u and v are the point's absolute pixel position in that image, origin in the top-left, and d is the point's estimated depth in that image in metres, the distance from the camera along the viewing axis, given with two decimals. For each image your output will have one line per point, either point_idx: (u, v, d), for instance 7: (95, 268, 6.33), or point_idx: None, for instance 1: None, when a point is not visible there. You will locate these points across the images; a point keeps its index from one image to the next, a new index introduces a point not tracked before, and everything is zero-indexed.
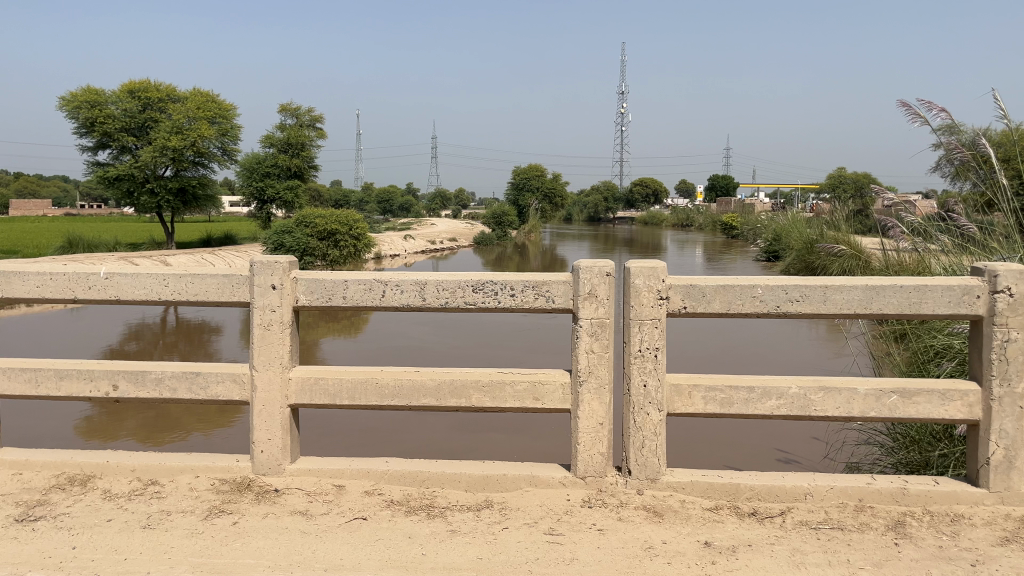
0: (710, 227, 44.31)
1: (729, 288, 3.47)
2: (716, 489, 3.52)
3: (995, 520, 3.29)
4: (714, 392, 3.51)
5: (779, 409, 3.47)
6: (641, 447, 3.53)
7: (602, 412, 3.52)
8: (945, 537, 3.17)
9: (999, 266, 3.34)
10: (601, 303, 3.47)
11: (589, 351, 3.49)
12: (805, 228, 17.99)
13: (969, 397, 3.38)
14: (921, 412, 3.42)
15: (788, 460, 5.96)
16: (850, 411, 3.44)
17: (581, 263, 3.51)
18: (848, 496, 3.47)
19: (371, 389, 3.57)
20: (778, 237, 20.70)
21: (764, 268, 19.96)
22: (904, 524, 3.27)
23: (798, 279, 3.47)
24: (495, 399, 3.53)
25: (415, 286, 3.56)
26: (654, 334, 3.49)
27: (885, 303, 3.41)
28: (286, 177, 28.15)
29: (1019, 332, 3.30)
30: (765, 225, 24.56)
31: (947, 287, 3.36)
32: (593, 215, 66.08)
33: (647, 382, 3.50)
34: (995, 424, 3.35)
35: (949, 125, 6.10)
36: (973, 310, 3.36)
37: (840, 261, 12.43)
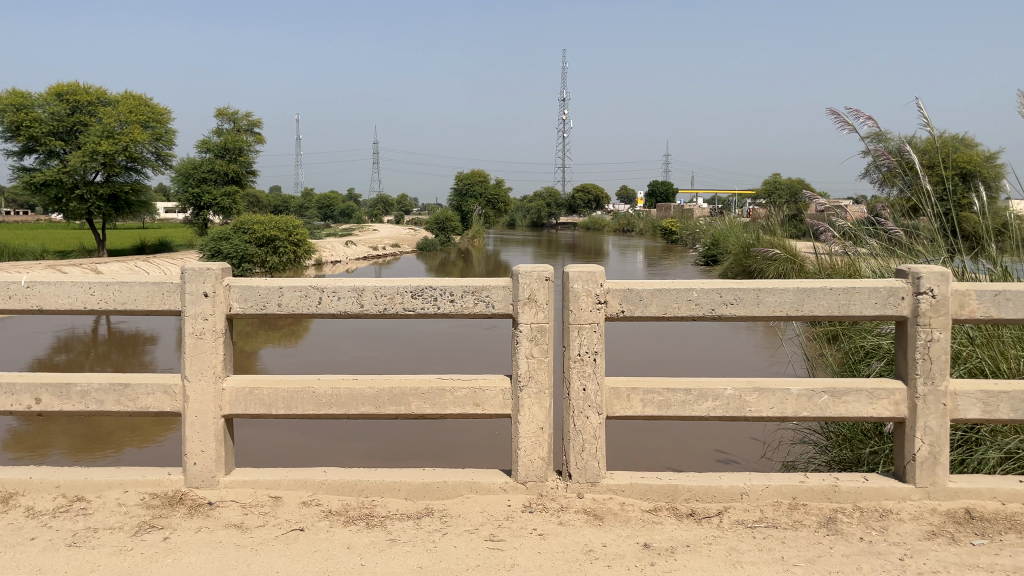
0: (651, 232, 44.96)
1: (666, 292, 3.52)
2: (654, 490, 3.55)
3: (921, 514, 3.39)
4: (652, 394, 3.55)
5: (715, 411, 3.53)
6: (581, 450, 3.55)
7: (542, 417, 3.53)
8: (874, 533, 3.26)
9: (922, 269, 3.46)
10: (540, 308, 3.49)
11: (529, 356, 3.49)
12: (742, 233, 18.43)
13: (895, 395, 3.48)
14: (850, 411, 3.52)
15: (728, 460, 6.06)
16: (782, 411, 3.52)
17: (520, 268, 3.52)
18: (783, 495, 3.54)
19: (307, 398, 3.52)
20: (715, 242, 21.15)
21: (703, 272, 20.36)
22: (835, 521, 3.36)
23: (731, 282, 3.54)
24: (434, 405, 3.51)
25: (352, 293, 3.52)
26: (593, 338, 3.51)
27: (815, 305, 3.50)
28: (223, 183, 27.61)
29: (941, 332, 3.42)
30: (704, 230, 25.02)
31: (874, 289, 3.47)
32: (536, 221, 66.45)
33: (586, 386, 3.52)
34: (920, 421, 3.46)
35: (879, 132, 6.33)
36: (898, 311, 3.47)
37: (775, 265, 12.77)
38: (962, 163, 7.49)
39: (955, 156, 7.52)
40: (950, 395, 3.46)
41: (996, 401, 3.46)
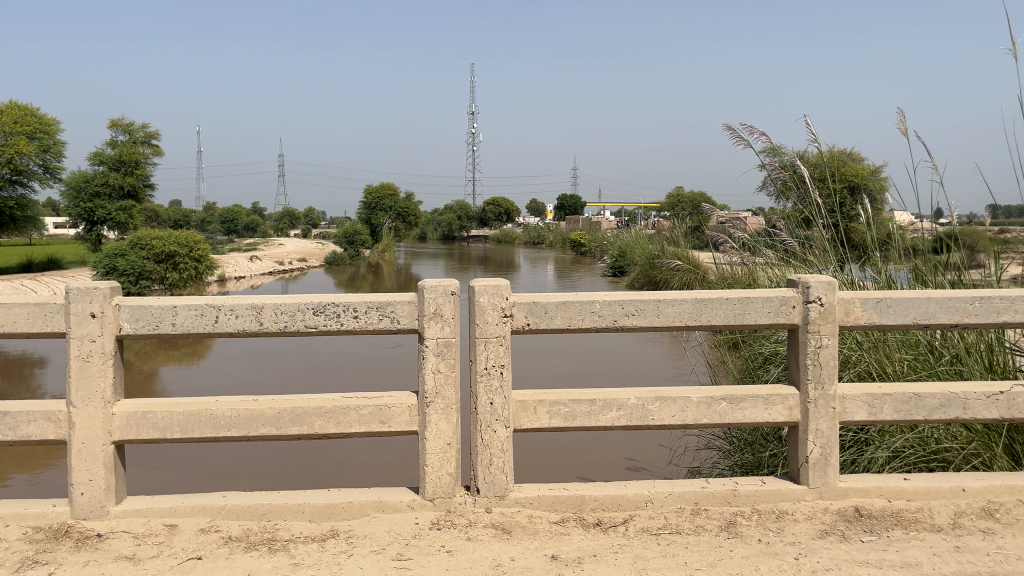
0: (561, 245, 45.55)
1: (570, 304, 3.57)
2: (561, 502, 3.58)
3: (815, 514, 3.54)
4: (558, 406, 3.58)
5: (619, 420, 3.59)
6: (489, 464, 3.54)
7: (449, 433, 3.50)
8: (771, 534, 3.38)
9: (810, 278, 3.62)
10: (446, 323, 3.47)
11: (435, 371, 3.47)
12: (647, 245, 18.91)
13: (788, 400, 3.63)
14: (748, 416, 3.64)
15: (636, 468, 6.15)
16: (683, 419, 3.61)
17: (425, 283, 3.49)
18: (685, 501, 3.63)
19: (204, 420, 3.39)
20: (622, 253, 21.62)
21: (611, 283, 20.76)
22: (735, 524, 3.46)
23: (632, 294, 3.61)
24: (339, 424, 3.44)
25: (251, 310, 3.42)
26: (499, 352, 3.52)
27: (713, 315, 3.61)
28: (118, 198, 26.47)
29: (829, 339, 3.59)
30: (612, 242, 25.52)
31: (767, 298, 3.61)
32: (447, 234, 66.35)
33: (493, 400, 3.52)
34: (813, 425, 3.60)
35: (774, 147, 6.61)
36: (790, 319, 3.62)
37: (679, 275, 13.16)
38: (850, 178, 7.89)
39: (843, 170, 7.92)
40: (839, 398, 3.62)
41: (881, 402, 3.64)
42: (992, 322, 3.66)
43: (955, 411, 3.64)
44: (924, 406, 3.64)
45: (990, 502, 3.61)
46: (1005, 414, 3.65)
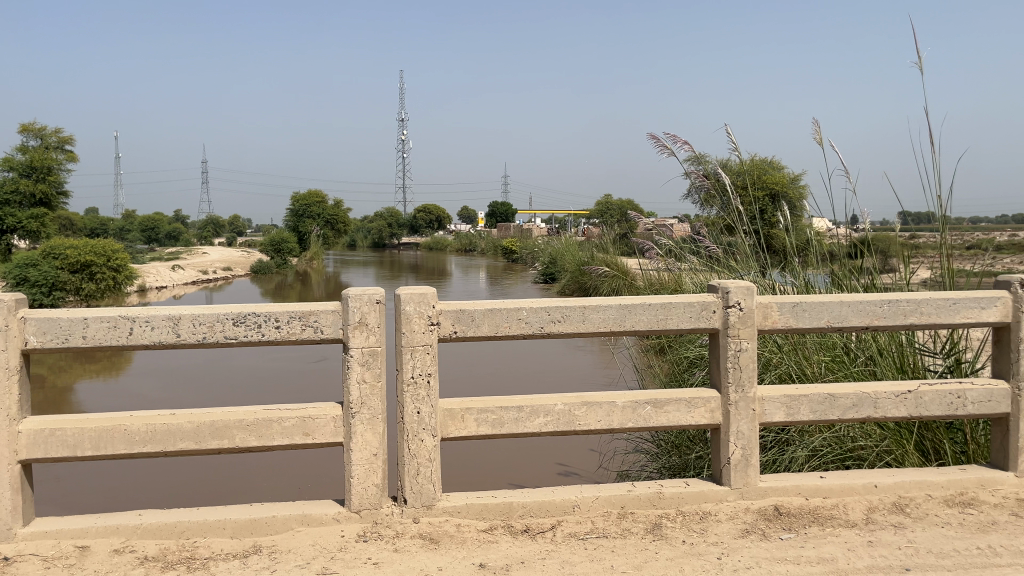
0: (492, 252, 45.64)
1: (497, 311, 3.57)
2: (489, 509, 3.58)
3: (736, 514, 3.62)
4: (486, 413, 3.57)
5: (546, 426, 3.61)
6: (416, 474, 3.51)
7: (376, 443, 3.46)
8: (695, 535, 3.44)
9: (730, 284, 3.71)
10: (371, 332, 3.43)
11: (361, 381, 3.42)
12: (577, 252, 19.12)
13: (710, 403, 3.71)
14: (672, 420, 3.71)
15: (567, 472, 6.18)
16: (610, 423, 3.65)
17: (349, 292, 3.45)
18: (612, 504, 3.67)
19: (118, 437, 3.27)
20: (553, 260, 21.81)
21: (542, 289, 20.90)
22: (660, 526, 3.52)
23: (558, 300, 3.64)
24: (261, 437, 3.36)
25: (167, 322, 3.32)
26: (426, 360, 3.50)
27: (636, 320, 3.67)
28: (30, 206, 25.34)
29: (748, 342, 3.69)
30: (542, 249, 25.74)
31: (689, 303, 3.69)
32: (378, 242, 65.73)
33: (420, 409, 3.49)
34: (734, 426, 3.69)
35: (698, 156, 6.78)
36: (711, 323, 3.70)
37: (609, 281, 13.36)
38: (771, 185, 8.15)
39: (764, 178, 8.17)
40: (759, 400, 3.72)
41: (798, 403, 3.76)
42: (900, 324, 3.82)
43: (867, 410, 3.78)
44: (839, 406, 3.77)
45: (900, 497, 3.77)
46: (914, 412, 3.81)
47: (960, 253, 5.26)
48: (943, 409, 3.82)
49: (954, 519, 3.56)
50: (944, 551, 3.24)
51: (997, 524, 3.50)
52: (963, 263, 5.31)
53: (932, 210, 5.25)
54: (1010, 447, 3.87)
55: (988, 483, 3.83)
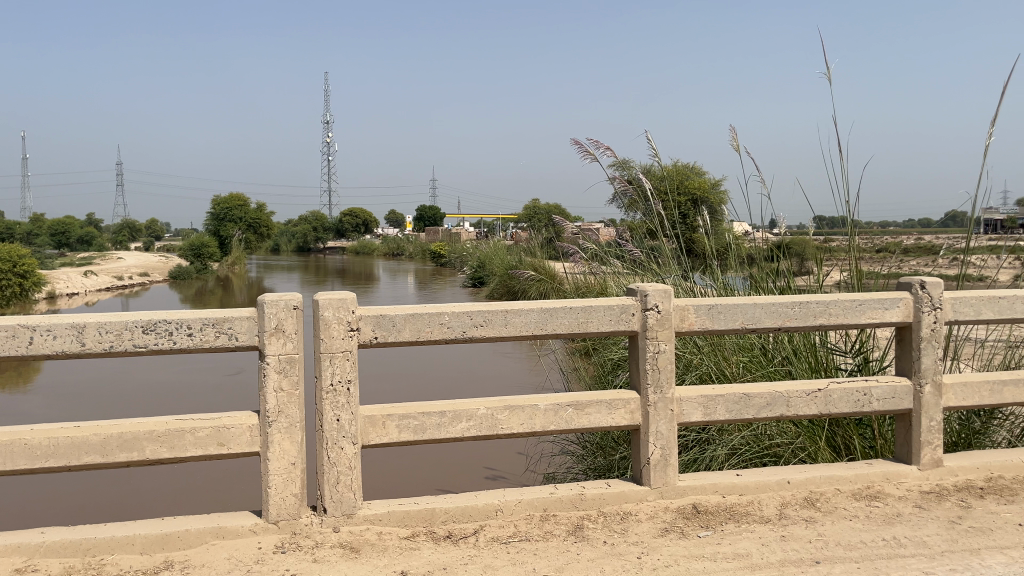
0: (421, 256, 45.38)
1: (418, 316, 3.55)
2: (412, 516, 3.55)
3: (656, 514, 3.69)
4: (407, 419, 3.54)
5: (469, 431, 3.60)
6: (336, 482, 3.45)
7: (294, 452, 3.39)
8: (616, 535, 3.49)
9: (648, 287, 3.78)
10: (288, 338, 3.37)
11: (278, 389, 3.35)
12: (506, 256, 19.20)
13: (630, 404, 3.76)
14: (593, 422, 3.75)
15: (495, 476, 6.19)
16: (532, 427, 3.67)
17: (265, 298, 3.38)
18: (534, 507, 3.68)
19: (19, 452, 3.13)
20: (481, 264, 21.83)
21: (471, 293, 20.89)
22: (582, 528, 3.55)
23: (480, 305, 3.63)
24: (173, 448, 3.25)
25: (71, 330, 3.18)
26: (345, 367, 3.45)
27: (557, 324, 3.70)
28: None
29: (666, 344, 3.76)
30: (471, 253, 25.74)
31: (608, 306, 3.74)
32: (304, 246, 64.58)
33: (340, 416, 3.44)
34: (653, 427, 3.76)
35: (622, 162, 6.90)
36: (629, 326, 3.76)
37: (537, 285, 13.46)
38: (693, 190, 8.35)
39: (687, 183, 8.37)
40: (676, 401, 3.80)
41: (714, 403, 3.85)
42: (810, 325, 3.95)
43: (780, 409, 3.90)
44: (753, 405, 3.87)
45: (811, 492, 3.90)
46: (823, 410, 3.94)
47: (868, 256, 5.48)
48: (850, 406, 3.97)
49: (862, 512, 3.70)
50: (852, 543, 3.37)
51: (902, 516, 3.65)
52: (873, 266, 5.54)
53: (842, 215, 5.46)
54: (912, 442, 4.05)
55: (893, 477, 4.00)
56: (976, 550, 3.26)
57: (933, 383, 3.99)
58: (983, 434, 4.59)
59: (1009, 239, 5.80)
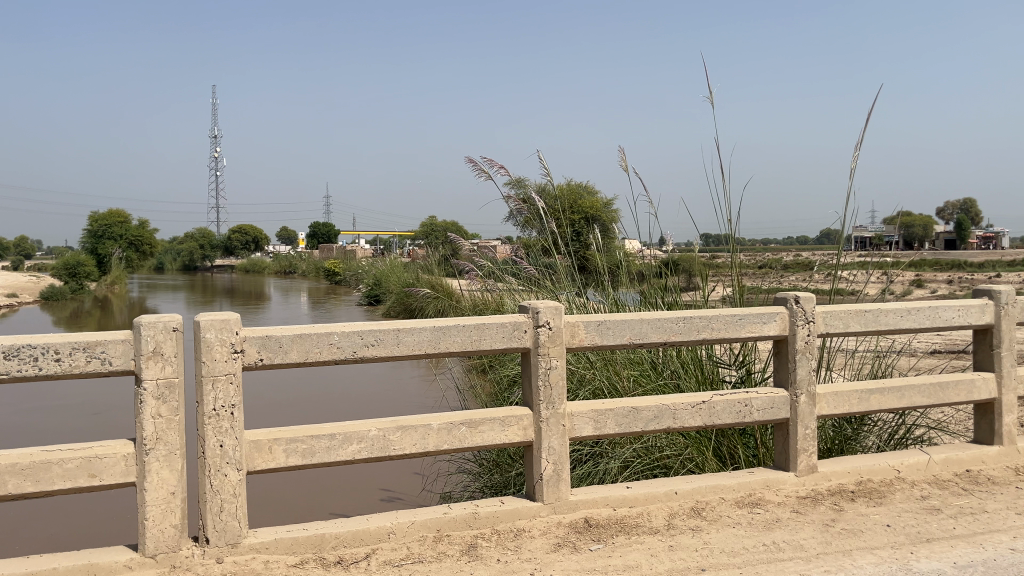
0: (315, 273, 44.41)
1: (306, 336, 3.46)
2: (300, 543, 3.44)
3: (549, 529, 3.71)
4: (295, 443, 3.44)
5: (359, 453, 3.53)
6: (219, 511, 3.31)
7: (173, 481, 3.24)
8: (509, 553, 3.49)
9: (539, 304, 3.82)
10: (167, 362, 3.22)
11: (155, 416, 3.19)
12: (403, 274, 19.07)
13: (523, 421, 3.79)
14: (486, 439, 3.74)
15: (391, 498, 6.08)
16: (424, 446, 3.63)
17: (141, 320, 3.22)
18: (427, 528, 3.64)
19: None
20: (378, 282, 21.60)
21: (367, 310, 20.60)
22: (475, 547, 3.53)
23: (370, 324, 3.57)
24: (38, 482, 3.05)
25: None
26: (229, 391, 3.32)
27: (450, 342, 3.68)
28: None
29: (557, 360, 3.81)
30: (366, 271, 25.43)
31: (501, 323, 3.76)
32: (191, 265, 62.11)
33: (224, 442, 3.31)
34: (545, 443, 3.79)
35: (517, 180, 6.99)
36: (521, 343, 3.79)
37: (434, 303, 13.44)
38: (586, 208, 8.52)
39: (580, 202, 8.53)
40: (568, 416, 3.85)
41: (604, 417, 3.92)
42: (694, 339, 4.10)
43: (666, 421, 4.01)
44: (641, 418, 3.97)
45: (697, 502, 4.03)
46: (707, 421, 4.09)
47: (751, 272, 5.75)
48: (732, 417, 4.13)
49: (744, 519, 3.85)
50: (735, 549, 3.49)
51: (781, 521, 3.82)
52: (754, 282, 5.79)
53: (725, 233, 5.74)
54: (790, 449, 4.24)
55: (773, 484, 4.18)
56: (848, 551, 3.44)
57: (808, 393, 4.20)
58: (854, 439, 4.87)
59: (875, 255, 6.16)
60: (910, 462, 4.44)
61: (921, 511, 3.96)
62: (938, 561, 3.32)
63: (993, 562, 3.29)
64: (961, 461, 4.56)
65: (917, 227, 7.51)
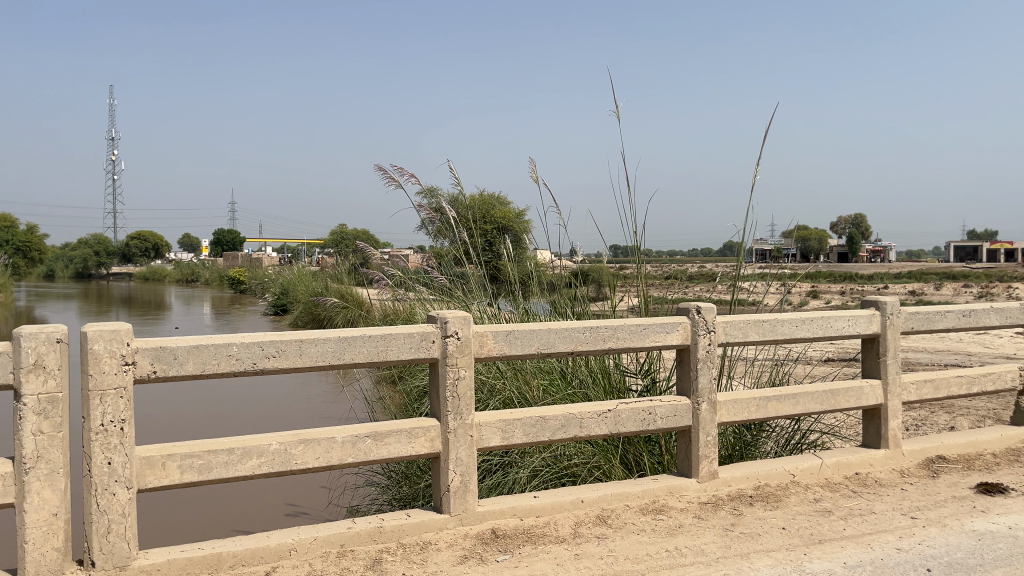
0: (219, 281, 43.02)
1: (203, 347, 3.33)
2: (194, 563, 3.28)
3: (456, 541, 3.68)
4: (190, 459, 3.29)
5: (259, 468, 3.41)
6: (106, 532, 3.14)
7: (56, 502, 3.05)
8: (415, 566, 3.44)
9: (447, 314, 3.79)
10: (50, 375, 3.04)
11: (36, 432, 3.00)
12: (312, 283, 18.67)
13: (430, 432, 3.74)
14: (393, 451, 3.68)
15: (296, 512, 5.91)
16: (328, 460, 3.55)
17: (22, 330, 3.03)
18: (331, 544, 3.55)
19: None
20: (285, 291, 21.09)
21: (273, 320, 20.05)
22: (380, 561, 3.46)
23: (272, 335, 3.46)
24: None
25: None
26: (119, 406, 3.16)
27: (355, 353, 3.61)
28: None
29: (465, 370, 3.79)
30: (273, 279, 24.81)
31: (408, 333, 3.71)
32: (84, 272, 59.15)
33: (112, 459, 3.15)
34: (453, 454, 3.76)
35: (429, 190, 6.96)
36: (430, 353, 3.75)
37: (343, 313, 13.23)
38: (498, 218, 8.55)
39: (492, 212, 8.55)
40: (475, 426, 3.83)
41: (512, 427, 3.91)
42: (599, 348, 4.15)
43: (573, 430, 4.04)
44: (548, 428, 3.99)
45: (603, 510, 4.07)
46: (613, 429, 4.14)
47: (657, 282, 5.88)
48: (637, 425, 4.20)
49: (648, 526, 3.91)
50: (639, 556, 3.54)
51: (683, 527, 3.90)
52: (660, 292, 5.93)
53: (632, 245, 5.86)
54: (692, 456, 4.34)
55: (676, 490, 4.27)
56: (745, 555, 3.54)
57: (709, 401, 4.31)
58: (753, 445, 5.04)
59: (774, 267, 6.40)
60: (804, 466, 4.61)
61: (814, 513, 4.12)
62: (830, 561, 3.46)
63: (880, 562, 3.44)
64: (851, 465, 4.77)
65: (814, 241, 7.83)
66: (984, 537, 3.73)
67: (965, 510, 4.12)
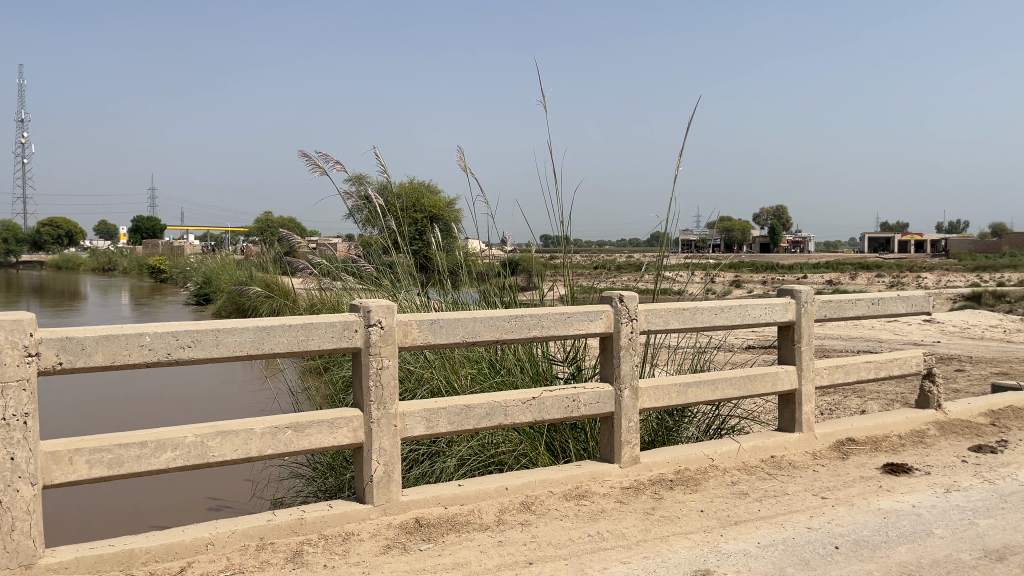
0: (138, 271, 41.54)
1: (113, 337, 3.20)
2: (105, 560, 3.17)
3: (379, 531, 3.66)
4: (100, 453, 3.18)
5: (174, 461, 3.31)
6: (9, 530, 3.01)
7: None
8: (337, 557, 3.40)
9: (370, 302, 3.75)
10: None
11: None
12: (236, 271, 18.19)
13: (352, 422, 3.70)
14: (314, 442, 3.63)
15: (218, 506, 5.77)
16: (247, 452, 3.47)
17: None
18: (250, 537, 3.48)
19: None
20: (208, 280, 20.50)
21: (197, 310, 19.48)
22: (300, 553, 3.41)
23: (186, 324, 3.36)
24: None
25: None
26: (21, 399, 3.02)
27: (275, 343, 3.53)
28: None
29: (389, 359, 3.76)
30: (196, 268, 24.12)
31: (330, 323, 3.65)
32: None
33: (15, 454, 3.01)
34: (376, 444, 3.73)
35: (356, 178, 6.85)
36: (352, 342, 3.70)
37: (269, 301, 12.94)
38: (427, 206, 8.48)
39: (421, 201, 8.48)
40: (399, 416, 3.80)
41: (436, 416, 3.90)
42: (524, 337, 4.16)
43: (498, 418, 4.06)
44: (473, 416, 3.98)
45: (527, 496, 4.10)
46: (537, 416, 4.17)
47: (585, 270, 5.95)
48: (561, 412, 4.24)
49: (571, 512, 3.96)
50: (562, 541, 3.58)
51: (605, 512, 3.96)
52: (586, 281, 5.98)
53: (559, 234, 5.90)
54: (614, 442, 4.41)
55: (598, 475, 4.33)
56: (665, 538, 3.62)
57: (631, 387, 4.38)
58: (675, 431, 5.16)
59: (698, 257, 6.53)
60: (722, 450, 4.74)
61: (730, 495, 4.24)
62: (744, 541, 3.57)
63: (791, 541, 3.57)
64: (767, 448, 4.93)
65: (738, 231, 8.00)
66: (888, 515, 3.91)
67: (872, 490, 4.31)
